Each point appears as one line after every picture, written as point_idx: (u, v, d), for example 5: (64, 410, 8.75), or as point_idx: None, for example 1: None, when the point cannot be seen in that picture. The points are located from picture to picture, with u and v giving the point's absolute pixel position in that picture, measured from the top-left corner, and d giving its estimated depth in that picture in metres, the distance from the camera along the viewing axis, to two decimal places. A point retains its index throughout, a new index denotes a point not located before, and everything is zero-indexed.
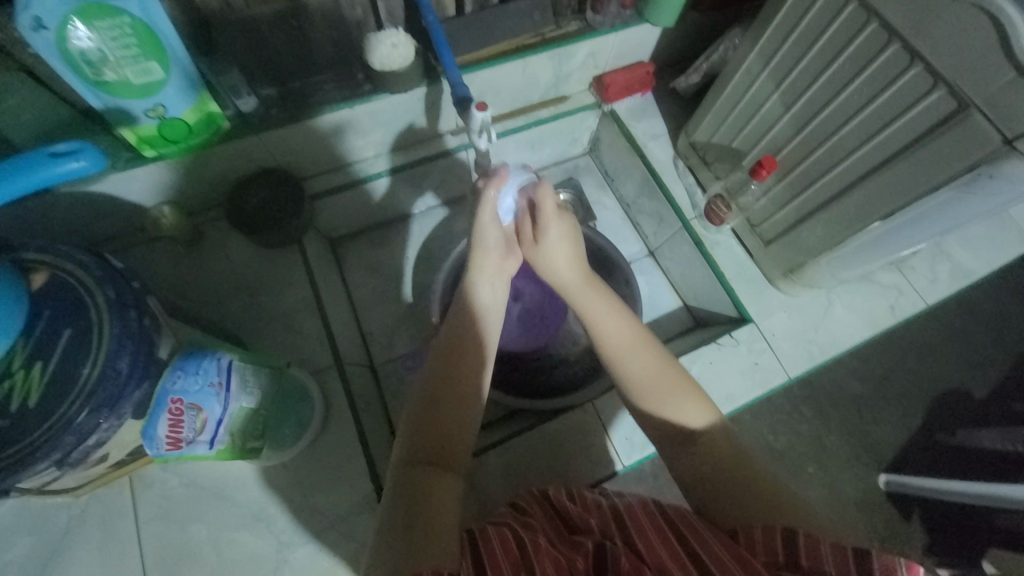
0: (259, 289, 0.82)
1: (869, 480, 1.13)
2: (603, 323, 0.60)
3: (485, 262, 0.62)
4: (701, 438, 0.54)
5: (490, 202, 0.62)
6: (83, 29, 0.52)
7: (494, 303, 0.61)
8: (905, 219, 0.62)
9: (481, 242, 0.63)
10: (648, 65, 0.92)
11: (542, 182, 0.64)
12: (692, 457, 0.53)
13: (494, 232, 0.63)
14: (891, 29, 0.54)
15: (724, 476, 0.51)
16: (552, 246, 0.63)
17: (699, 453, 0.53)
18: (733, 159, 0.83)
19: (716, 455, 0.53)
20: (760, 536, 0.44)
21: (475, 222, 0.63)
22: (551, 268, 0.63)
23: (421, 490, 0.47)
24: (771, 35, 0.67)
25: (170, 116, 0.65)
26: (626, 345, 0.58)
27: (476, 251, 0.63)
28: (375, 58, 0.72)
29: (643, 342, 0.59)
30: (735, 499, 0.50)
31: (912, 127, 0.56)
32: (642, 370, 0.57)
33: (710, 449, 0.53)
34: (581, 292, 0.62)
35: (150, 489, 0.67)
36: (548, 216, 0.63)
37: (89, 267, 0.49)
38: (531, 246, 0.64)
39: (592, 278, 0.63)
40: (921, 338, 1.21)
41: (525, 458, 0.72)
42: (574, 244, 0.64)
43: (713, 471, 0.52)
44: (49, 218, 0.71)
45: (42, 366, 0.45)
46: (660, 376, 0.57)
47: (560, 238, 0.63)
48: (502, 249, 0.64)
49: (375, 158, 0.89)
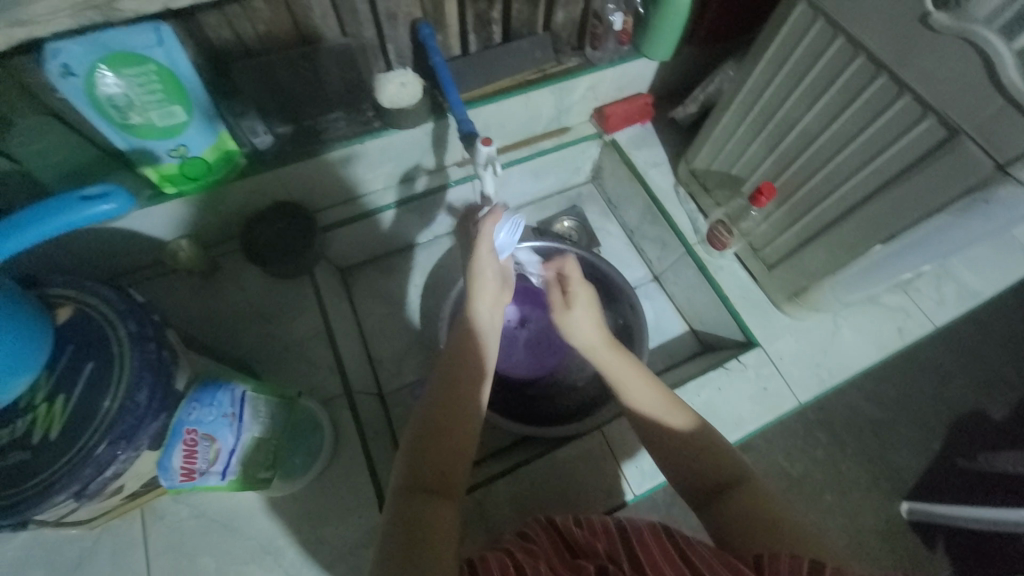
0: (272, 319, 0.83)
1: (888, 506, 1.10)
2: (629, 382, 0.60)
3: (485, 296, 0.63)
4: (733, 495, 0.52)
5: (487, 235, 0.63)
6: (110, 76, 0.57)
7: (495, 331, 0.63)
8: (905, 243, 0.63)
9: (479, 276, 0.63)
10: (646, 97, 0.96)
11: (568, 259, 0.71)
12: (725, 511, 0.51)
13: (492, 266, 0.64)
14: (878, 62, 0.56)
15: (760, 528, 0.49)
16: (580, 311, 0.66)
17: (732, 508, 0.51)
18: (733, 186, 0.85)
19: (747, 506, 0.51)
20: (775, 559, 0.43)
21: (472, 255, 0.63)
22: (579, 337, 0.65)
23: (419, 521, 0.47)
24: (764, 69, 0.70)
25: (192, 155, 0.69)
26: (653, 402, 0.58)
27: (473, 282, 0.63)
28: (385, 97, 0.76)
29: (665, 396, 0.59)
30: (760, 534, 0.48)
31: (904, 155, 0.57)
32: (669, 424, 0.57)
33: (742, 505, 0.51)
34: (609, 353, 0.63)
35: (160, 521, 0.67)
36: (577, 288, 0.67)
37: (112, 301, 0.51)
38: (562, 314, 0.66)
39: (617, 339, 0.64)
40: (934, 360, 1.20)
41: (534, 487, 0.72)
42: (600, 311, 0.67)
43: (747, 522, 0.50)
44: (72, 253, 0.74)
45: (64, 399, 0.46)
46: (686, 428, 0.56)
47: (588, 306, 0.66)
48: (500, 283, 0.65)
49: (384, 190, 0.92)
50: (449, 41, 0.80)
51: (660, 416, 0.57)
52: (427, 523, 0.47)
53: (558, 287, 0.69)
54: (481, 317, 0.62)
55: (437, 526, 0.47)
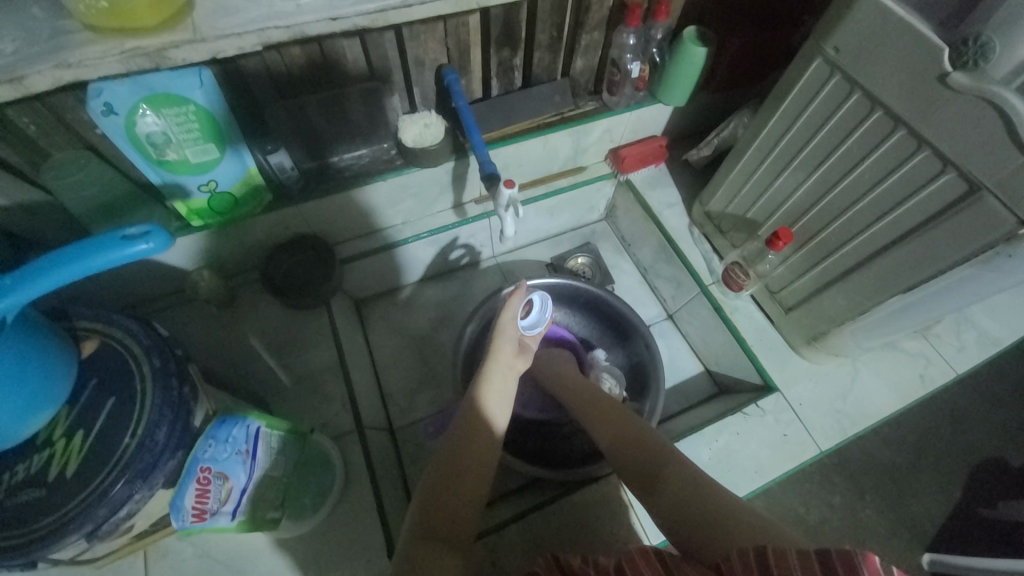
0: (286, 351, 0.83)
1: (912, 560, 1.06)
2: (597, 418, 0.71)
3: (501, 357, 0.66)
4: (667, 478, 0.58)
5: (513, 305, 0.71)
6: (152, 115, 0.59)
7: (505, 401, 0.61)
8: (926, 292, 0.63)
9: (501, 335, 0.68)
10: (661, 140, 0.99)
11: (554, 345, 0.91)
12: (662, 496, 0.57)
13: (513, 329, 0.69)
14: (897, 117, 0.57)
15: (692, 508, 0.54)
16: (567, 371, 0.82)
17: (667, 489, 0.57)
18: (749, 228, 0.85)
19: (678, 486, 0.57)
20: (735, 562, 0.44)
21: (497, 320, 0.70)
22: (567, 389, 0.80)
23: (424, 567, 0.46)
24: (781, 118, 0.71)
25: (221, 190, 0.71)
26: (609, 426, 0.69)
27: (494, 342, 0.68)
28: (408, 136, 0.79)
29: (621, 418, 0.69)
30: (707, 525, 0.51)
31: (925, 206, 0.58)
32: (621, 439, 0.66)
33: (674, 485, 0.57)
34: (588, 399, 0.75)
35: (163, 560, 0.65)
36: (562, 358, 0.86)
37: (137, 336, 0.51)
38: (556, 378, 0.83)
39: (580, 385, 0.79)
40: (953, 405, 1.17)
41: (547, 533, 0.69)
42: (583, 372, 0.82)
43: (681, 501, 0.55)
44: (96, 282, 0.75)
45: (83, 435, 0.46)
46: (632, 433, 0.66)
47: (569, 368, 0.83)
48: (516, 346, 0.69)
49: (403, 225, 0.94)
50: (472, 85, 0.83)
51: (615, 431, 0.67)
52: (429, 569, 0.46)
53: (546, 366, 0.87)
54: (495, 378, 0.63)
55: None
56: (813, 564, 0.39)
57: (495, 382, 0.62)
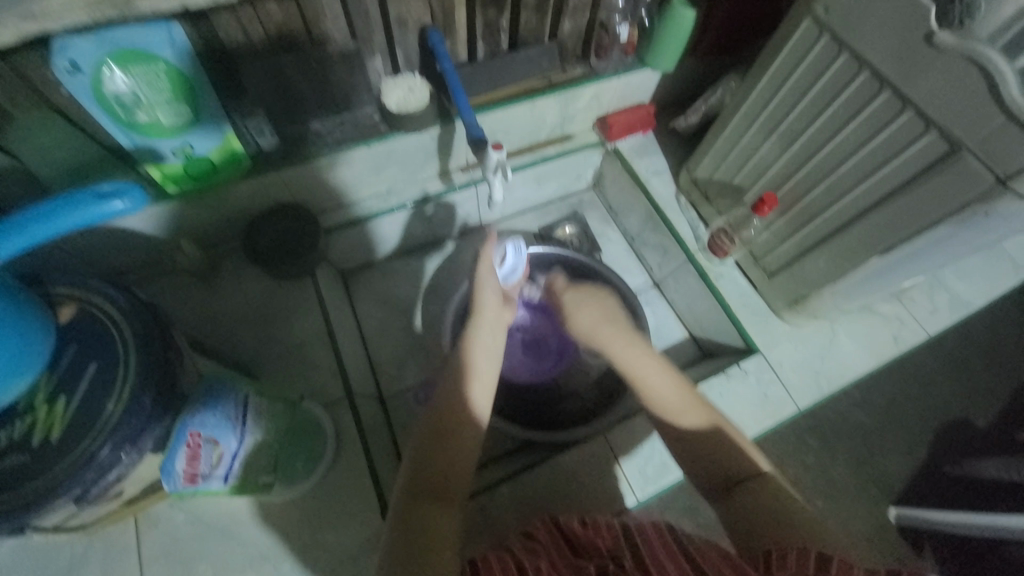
0: (272, 323, 0.82)
1: (880, 514, 1.12)
2: (643, 374, 0.62)
3: (488, 311, 0.66)
4: (748, 483, 0.52)
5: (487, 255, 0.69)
6: (119, 73, 0.56)
7: (495, 346, 0.63)
8: (904, 253, 0.64)
9: (481, 290, 0.68)
10: (649, 107, 0.97)
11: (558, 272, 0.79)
12: (741, 501, 0.51)
13: (493, 283, 0.68)
14: (883, 77, 0.57)
15: (773, 519, 0.48)
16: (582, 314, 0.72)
17: (748, 496, 0.51)
18: (735, 195, 0.86)
19: (760, 497, 0.51)
20: (789, 559, 0.42)
21: (476, 274, 0.69)
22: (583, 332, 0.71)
23: (420, 529, 0.47)
24: (769, 81, 0.71)
25: (196, 155, 0.69)
26: (664, 394, 0.60)
27: (476, 299, 0.67)
28: (392, 100, 0.77)
29: (679, 387, 0.60)
30: (775, 530, 0.47)
31: (907, 168, 0.59)
32: (678, 412, 0.58)
33: (753, 493, 0.51)
34: (623, 347, 0.65)
35: (155, 527, 0.65)
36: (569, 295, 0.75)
37: (117, 302, 0.50)
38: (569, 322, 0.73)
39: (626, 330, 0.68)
40: (925, 369, 1.22)
41: (538, 490, 0.71)
42: (602, 306, 0.72)
43: (761, 513, 0.49)
44: (68, 252, 0.72)
45: (66, 400, 0.45)
46: (688, 405, 0.59)
47: (585, 304, 0.73)
48: (501, 297, 0.69)
49: (388, 193, 0.92)
50: (456, 47, 0.80)
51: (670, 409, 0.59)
52: (425, 531, 0.47)
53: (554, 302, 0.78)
54: (483, 332, 0.63)
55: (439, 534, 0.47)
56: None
57: (486, 340, 0.62)
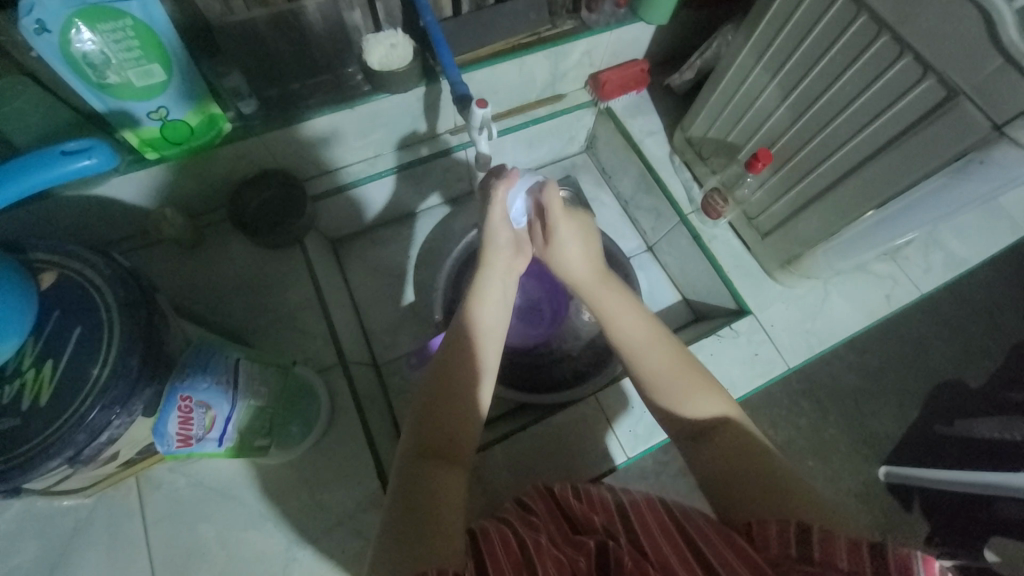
0: (262, 292, 0.82)
1: (869, 472, 1.15)
2: (614, 313, 0.62)
3: (499, 261, 0.65)
4: (719, 431, 0.54)
5: (499, 202, 0.66)
6: (87, 32, 0.53)
7: (506, 301, 0.63)
8: (900, 207, 0.63)
9: (492, 242, 0.66)
10: (643, 63, 0.94)
11: (548, 181, 0.66)
12: (708, 445, 0.54)
13: (505, 233, 0.66)
14: (881, 21, 0.55)
15: (744, 472, 0.50)
16: (564, 245, 0.67)
17: (715, 442, 0.53)
18: (729, 153, 0.84)
19: (733, 447, 0.52)
20: (770, 528, 0.44)
21: (486, 223, 0.66)
22: (564, 266, 0.67)
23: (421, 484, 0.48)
24: (765, 29, 0.68)
25: (172, 119, 0.66)
26: (642, 339, 0.59)
27: (488, 252, 0.66)
28: (373, 58, 0.73)
29: (651, 328, 0.60)
30: (745, 485, 0.49)
31: (902, 117, 0.57)
32: (658, 364, 0.57)
33: (725, 441, 0.53)
34: (598, 286, 0.64)
35: (157, 490, 0.67)
36: (557, 218, 0.67)
37: (98, 267, 0.49)
38: (546, 247, 0.69)
39: (606, 274, 0.66)
40: (917, 330, 1.23)
41: (529, 451, 0.73)
42: (584, 240, 0.68)
43: (735, 467, 0.51)
44: (49, 221, 0.71)
45: (52, 365, 0.45)
46: (676, 366, 0.57)
47: (570, 239, 0.67)
48: (513, 249, 0.67)
49: (374, 158, 0.90)
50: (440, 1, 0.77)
51: (640, 354, 0.58)
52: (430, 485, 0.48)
53: (539, 220, 0.69)
54: (492, 287, 0.62)
55: (444, 492, 0.48)
56: (862, 558, 0.39)
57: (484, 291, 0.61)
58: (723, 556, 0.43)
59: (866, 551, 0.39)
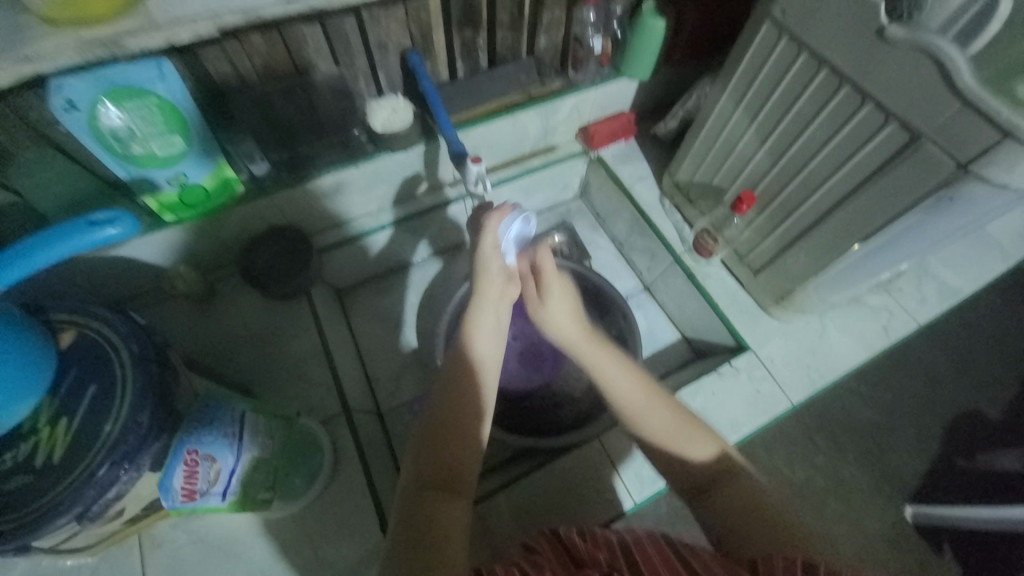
0: (270, 343, 0.84)
1: (891, 511, 1.10)
2: (609, 375, 0.59)
3: (490, 293, 0.63)
4: (722, 484, 0.54)
5: (491, 231, 0.64)
6: (114, 109, 0.59)
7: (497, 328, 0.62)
8: (881, 241, 0.65)
9: (484, 270, 0.64)
10: (629, 115, 1.00)
11: (542, 247, 0.67)
12: (716, 506, 0.53)
13: (499, 262, 0.64)
14: (842, 74, 0.59)
15: (749, 517, 0.50)
16: (555, 308, 0.65)
17: (722, 500, 0.53)
18: (715, 195, 0.88)
19: (737, 498, 0.52)
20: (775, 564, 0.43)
21: (477, 250, 0.64)
22: (555, 329, 0.65)
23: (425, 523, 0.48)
24: (738, 83, 0.73)
25: (190, 183, 0.71)
26: (639, 403, 0.58)
27: (479, 279, 0.64)
28: (376, 121, 0.80)
29: (648, 391, 0.58)
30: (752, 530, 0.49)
31: (872, 159, 0.61)
32: (657, 427, 0.56)
33: (729, 493, 0.53)
34: (590, 347, 0.62)
35: (158, 548, 0.67)
36: (551, 279, 0.65)
37: (115, 324, 0.52)
38: (537, 306, 0.66)
39: (594, 334, 0.64)
40: (924, 360, 1.22)
41: (534, 498, 0.72)
42: (573, 301, 0.66)
43: (739, 515, 0.51)
44: (68, 282, 0.75)
45: (67, 422, 0.47)
46: (677, 428, 0.56)
47: (561, 299, 0.65)
48: (504, 277, 0.65)
49: (377, 212, 0.94)
50: (437, 68, 0.83)
51: (641, 417, 0.57)
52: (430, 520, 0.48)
53: (532, 280, 0.67)
54: (484, 315, 0.62)
55: (444, 530, 0.48)
56: None
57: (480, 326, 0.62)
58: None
59: None
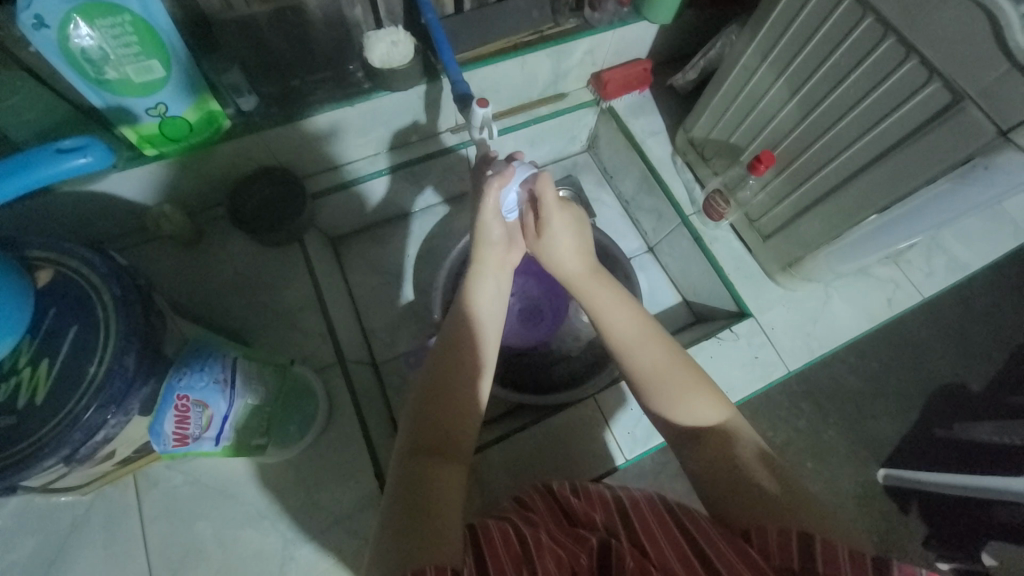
0: (262, 289, 0.82)
1: (868, 474, 1.14)
2: (608, 313, 0.61)
3: (491, 259, 0.64)
4: (711, 437, 0.53)
5: (493, 194, 0.61)
6: (85, 27, 0.53)
7: (498, 294, 0.63)
8: (902, 212, 0.63)
9: (484, 240, 0.63)
10: (646, 62, 0.93)
11: (544, 173, 0.63)
12: (700, 452, 0.53)
13: (499, 227, 0.63)
14: (888, 24, 0.54)
15: (734, 475, 0.50)
16: (556, 238, 0.65)
17: (708, 447, 0.53)
18: (731, 154, 0.83)
19: (734, 457, 0.52)
20: (770, 536, 0.43)
21: (477, 220, 0.63)
22: (557, 260, 0.65)
23: (425, 480, 0.48)
24: (769, 31, 0.67)
25: (172, 115, 0.65)
26: (632, 339, 0.58)
27: (479, 249, 0.64)
28: (374, 57, 0.73)
29: (646, 331, 0.59)
30: (750, 499, 0.48)
31: (906, 122, 0.57)
32: (650, 363, 0.57)
33: (716, 446, 0.53)
34: (588, 280, 0.64)
35: (154, 487, 0.67)
36: (550, 209, 0.63)
37: (95, 264, 0.49)
38: (536, 240, 0.66)
39: (598, 271, 0.65)
40: (918, 333, 1.23)
41: (528, 453, 0.73)
42: (577, 232, 0.66)
43: (723, 465, 0.51)
44: (47, 217, 0.71)
45: (48, 364, 0.45)
46: (668, 371, 0.56)
47: (562, 230, 0.64)
48: (506, 243, 0.65)
49: (374, 156, 0.89)
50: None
51: (631, 356, 0.58)
52: (429, 480, 0.48)
53: (533, 210, 0.66)
54: (484, 283, 0.62)
55: (442, 487, 0.48)
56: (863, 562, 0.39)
57: (478, 287, 0.62)
58: (723, 554, 0.43)
59: (866, 561, 0.39)
